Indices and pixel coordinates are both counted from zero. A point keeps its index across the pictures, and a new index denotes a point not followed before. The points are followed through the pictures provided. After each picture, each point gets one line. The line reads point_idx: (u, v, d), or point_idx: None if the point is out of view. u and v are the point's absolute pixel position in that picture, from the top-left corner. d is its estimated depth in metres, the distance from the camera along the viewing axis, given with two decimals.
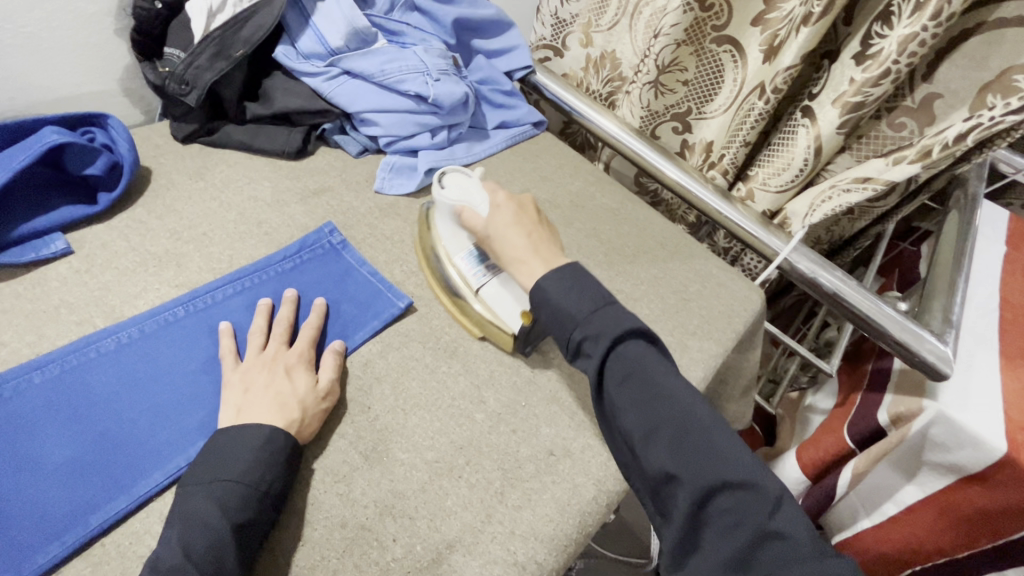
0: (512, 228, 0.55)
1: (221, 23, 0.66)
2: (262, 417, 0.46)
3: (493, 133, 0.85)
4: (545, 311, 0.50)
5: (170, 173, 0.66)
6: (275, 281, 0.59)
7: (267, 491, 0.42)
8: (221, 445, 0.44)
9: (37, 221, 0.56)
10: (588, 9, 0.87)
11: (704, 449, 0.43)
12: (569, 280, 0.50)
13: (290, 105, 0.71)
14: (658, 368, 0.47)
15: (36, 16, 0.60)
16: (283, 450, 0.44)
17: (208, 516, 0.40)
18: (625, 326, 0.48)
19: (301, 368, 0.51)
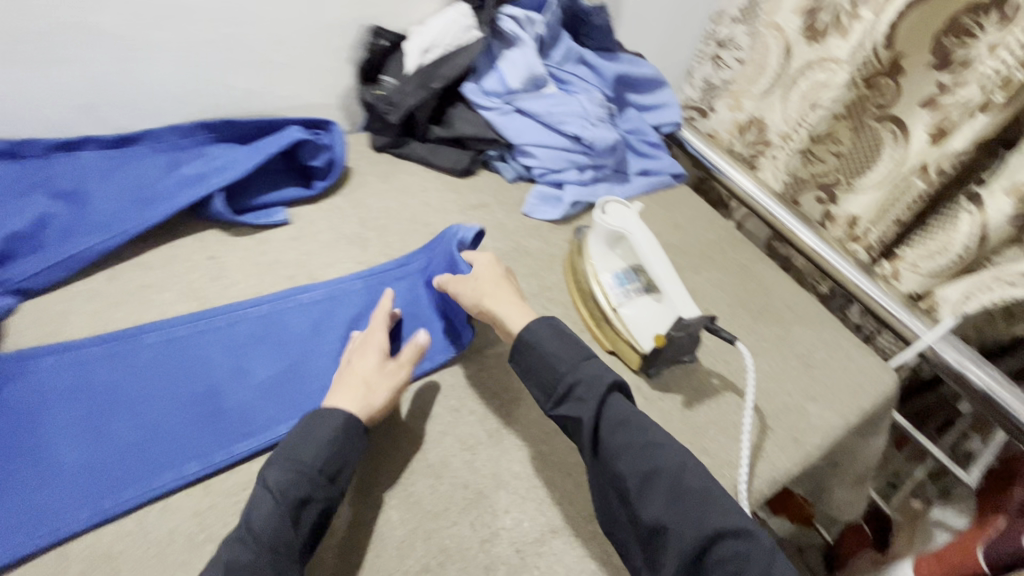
0: (493, 290, 0.57)
1: (429, 61, 0.81)
2: (337, 401, 0.49)
3: (634, 177, 0.91)
4: (530, 355, 0.53)
5: (365, 174, 0.80)
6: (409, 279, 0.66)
7: (330, 476, 0.44)
8: (297, 431, 0.47)
9: (271, 196, 0.71)
10: (743, 75, 0.88)
11: (694, 495, 0.45)
12: (555, 334, 0.54)
13: (467, 131, 0.83)
14: (645, 421, 0.50)
15: (301, 43, 0.78)
16: (353, 432, 0.47)
17: (272, 500, 0.42)
18: (610, 378, 0.51)
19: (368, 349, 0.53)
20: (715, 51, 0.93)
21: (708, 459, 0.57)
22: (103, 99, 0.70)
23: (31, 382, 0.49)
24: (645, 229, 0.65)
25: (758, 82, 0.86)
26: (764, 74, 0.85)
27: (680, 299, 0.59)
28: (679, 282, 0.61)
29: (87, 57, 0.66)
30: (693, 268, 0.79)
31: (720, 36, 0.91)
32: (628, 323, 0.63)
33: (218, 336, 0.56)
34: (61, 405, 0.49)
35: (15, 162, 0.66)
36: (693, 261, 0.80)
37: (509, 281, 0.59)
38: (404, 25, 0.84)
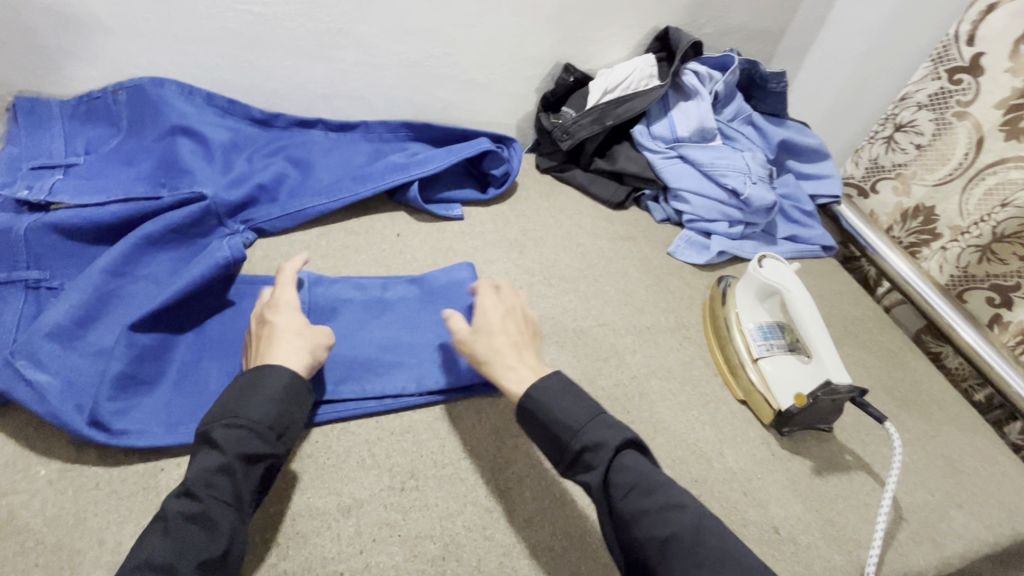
0: (497, 332, 0.54)
1: (607, 100, 0.88)
2: (278, 359, 0.49)
3: (781, 241, 0.92)
4: (537, 421, 0.48)
5: (530, 190, 0.89)
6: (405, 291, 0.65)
7: (274, 429, 0.46)
8: (233, 387, 0.47)
9: (453, 193, 0.81)
10: (921, 162, 0.85)
11: (705, 553, 0.42)
12: (566, 389, 0.49)
13: (628, 168, 0.89)
14: (658, 479, 0.45)
15: (502, 70, 0.89)
16: (298, 393, 0.48)
17: (214, 454, 0.43)
18: (622, 436, 0.47)
19: (291, 308, 0.53)
20: (891, 133, 0.89)
21: (835, 531, 0.56)
22: (341, 91, 0.84)
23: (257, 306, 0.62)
24: (802, 288, 0.66)
25: (936, 170, 0.83)
26: (947, 165, 0.82)
27: (833, 364, 0.60)
28: (833, 348, 0.61)
29: (341, 55, 0.80)
30: (836, 341, 0.77)
31: (899, 120, 0.88)
32: (767, 377, 0.63)
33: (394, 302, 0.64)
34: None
35: (266, 129, 0.81)
36: (836, 333, 0.79)
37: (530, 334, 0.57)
38: (591, 66, 0.93)
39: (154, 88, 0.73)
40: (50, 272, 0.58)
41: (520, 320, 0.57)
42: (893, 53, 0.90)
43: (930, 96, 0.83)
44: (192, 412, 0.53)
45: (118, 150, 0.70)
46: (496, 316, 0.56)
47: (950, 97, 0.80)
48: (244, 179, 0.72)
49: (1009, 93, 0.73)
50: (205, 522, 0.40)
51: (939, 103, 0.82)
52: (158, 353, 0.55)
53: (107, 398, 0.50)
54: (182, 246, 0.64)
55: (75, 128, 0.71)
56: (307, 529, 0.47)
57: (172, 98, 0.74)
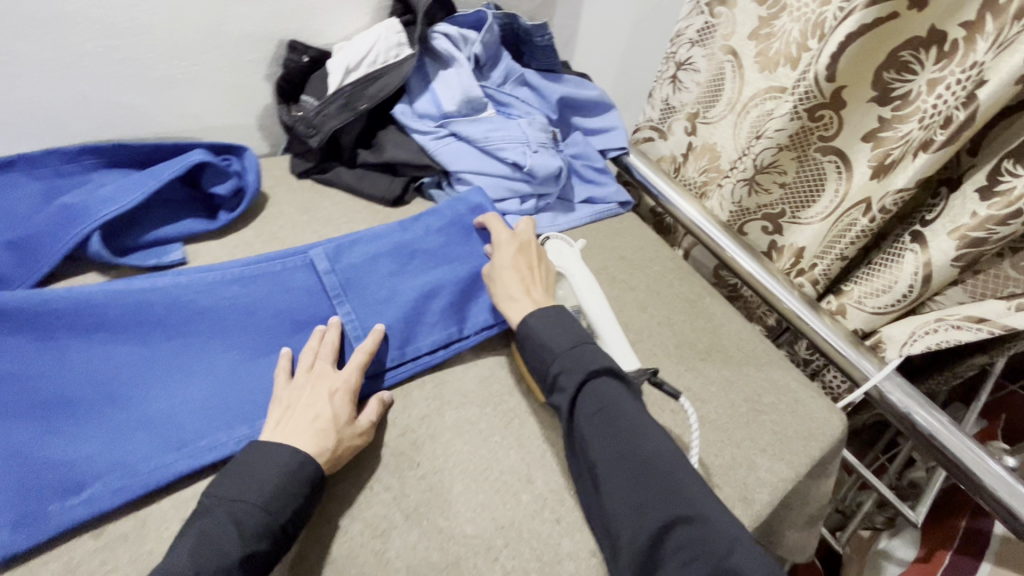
0: (510, 267, 0.62)
1: (352, 80, 0.73)
2: (297, 441, 0.48)
3: (579, 206, 0.87)
4: (529, 343, 0.55)
5: (281, 204, 0.72)
6: (203, 316, 0.56)
7: (284, 523, 0.44)
8: (251, 461, 0.46)
9: (166, 231, 0.62)
10: (699, 99, 0.85)
11: (647, 473, 0.46)
12: (557, 321, 0.55)
13: (398, 157, 0.76)
14: (626, 407, 0.49)
15: (206, 57, 0.69)
16: (308, 480, 0.46)
17: (227, 535, 0.41)
18: (596, 366, 0.52)
19: (345, 396, 0.52)
20: (674, 72, 0.87)
21: None
22: None
23: (181, 300, 0.56)
24: (584, 269, 0.66)
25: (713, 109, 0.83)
26: (721, 99, 0.81)
27: (618, 349, 0.60)
28: (619, 331, 0.62)
29: None
30: (640, 304, 0.75)
31: (678, 58, 0.85)
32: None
33: (413, 244, 0.67)
34: (191, 330, 0.56)
35: None
36: (639, 296, 0.76)
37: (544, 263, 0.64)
38: (327, 41, 0.77)
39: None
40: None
41: (532, 251, 0.64)
42: None
43: (698, 32, 0.81)
44: (182, 426, 0.51)
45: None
46: (510, 252, 0.63)
47: (715, 31, 0.79)
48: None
49: (759, 23, 0.74)
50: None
51: (707, 38, 0.80)
52: (101, 411, 0.49)
53: (75, 495, 0.45)
54: None
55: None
56: None
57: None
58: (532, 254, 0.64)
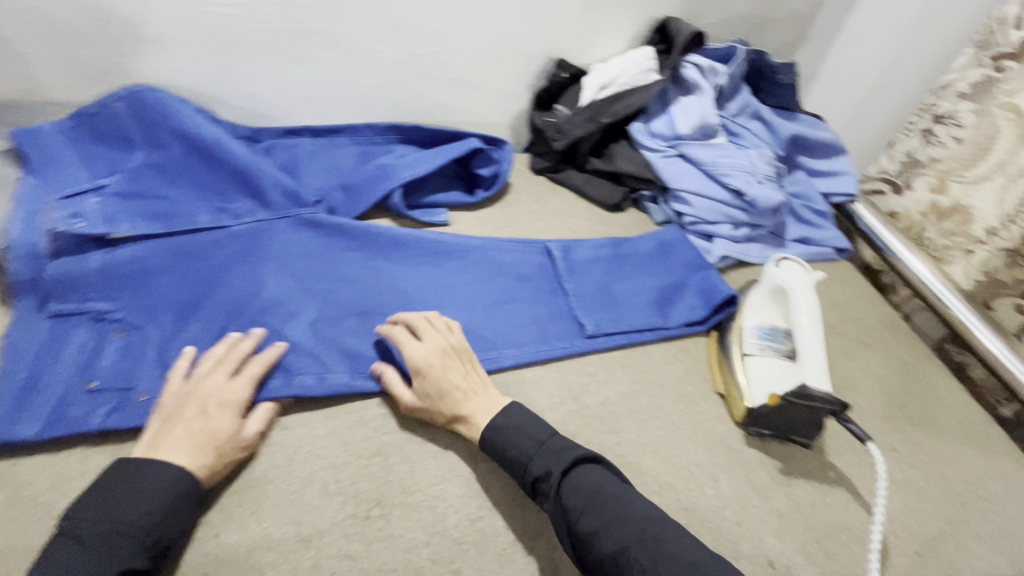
0: (440, 382, 0.53)
1: (603, 97, 0.84)
2: (173, 458, 0.45)
3: (790, 244, 0.86)
4: (496, 454, 0.51)
5: (521, 193, 0.85)
6: (469, 265, 0.70)
7: (160, 539, 0.41)
8: (124, 480, 0.43)
9: (438, 198, 0.78)
10: (955, 158, 0.79)
11: (656, 551, 0.43)
12: (516, 421, 0.52)
13: (626, 168, 0.84)
14: (612, 491, 0.47)
15: (492, 67, 0.84)
16: (185, 495, 0.44)
17: (91, 563, 0.39)
18: (569, 457, 0.49)
19: (231, 409, 0.49)
20: (928, 125, 0.83)
21: (836, 566, 0.52)
22: (324, 92, 0.81)
23: (462, 250, 0.71)
24: (813, 297, 0.62)
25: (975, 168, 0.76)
26: (990, 159, 0.75)
27: (815, 370, 0.56)
28: (821, 351, 0.58)
29: (321, 56, 0.77)
30: (847, 352, 0.72)
31: (938, 110, 0.81)
32: (748, 372, 0.61)
33: (626, 254, 0.76)
34: (460, 274, 0.69)
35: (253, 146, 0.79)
36: (847, 344, 0.73)
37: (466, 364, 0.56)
38: (586, 61, 0.87)
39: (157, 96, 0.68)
40: (113, 304, 0.58)
41: (457, 358, 0.55)
42: (937, 36, 0.87)
43: (973, 86, 0.77)
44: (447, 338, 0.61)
45: (147, 165, 0.68)
46: (437, 361, 0.54)
47: (994, 86, 0.75)
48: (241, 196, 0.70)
49: None
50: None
51: (982, 93, 0.76)
52: (402, 314, 0.63)
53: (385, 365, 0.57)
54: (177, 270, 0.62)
55: (87, 150, 0.67)
56: (262, 562, 0.44)
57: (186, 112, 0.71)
58: (451, 363, 0.55)
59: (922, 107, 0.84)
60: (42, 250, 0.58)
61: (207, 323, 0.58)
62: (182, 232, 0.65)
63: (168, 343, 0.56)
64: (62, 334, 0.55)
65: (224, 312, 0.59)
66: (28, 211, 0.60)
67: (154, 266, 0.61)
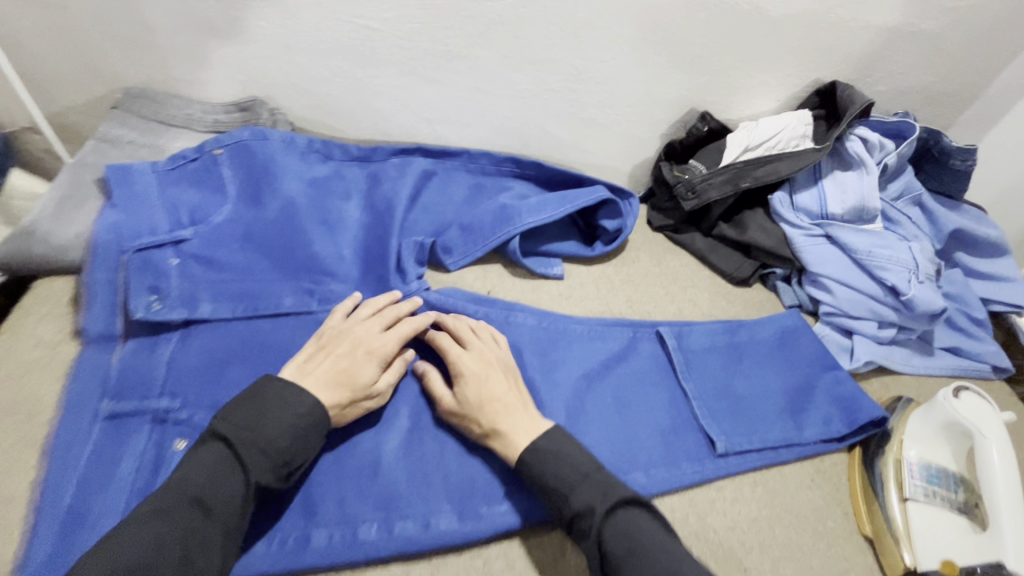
0: (475, 389, 0.52)
1: (747, 159, 0.75)
2: (318, 390, 0.48)
3: (940, 352, 0.75)
4: (533, 479, 0.47)
5: (639, 250, 0.77)
6: (583, 338, 0.63)
7: (289, 461, 0.44)
8: (265, 398, 0.46)
9: (555, 246, 0.71)
10: None
11: None
12: (560, 445, 0.48)
13: (761, 241, 0.75)
14: (658, 543, 0.41)
15: (628, 111, 0.78)
16: (318, 427, 0.47)
17: (234, 473, 0.42)
18: (616, 494, 0.44)
19: (376, 360, 0.52)
20: None
21: None
22: (447, 116, 0.76)
23: (571, 336, 0.63)
24: (1007, 443, 0.51)
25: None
26: None
27: (1014, 543, 0.47)
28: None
29: (454, 78, 0.72)
30: None
31: None
32: (913, 523, 0.51)
33: (753, 345, 0.67)
34: (571, 358, 0.61)
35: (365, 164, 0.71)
36: None
37: (508, 378, 0.54)
38: (729, 116, 0.80)
39: (269, 145, 0.63)
40: (182, 402, 0.49)
41: (496, 373, 0.53)
42: None
43: None
44: None
45: (232, 226, 0.58)
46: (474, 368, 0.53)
47: None
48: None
49: None
50: (197, 545, 0.39)
51: None
52: None
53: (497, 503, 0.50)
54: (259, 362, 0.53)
55: (174, 197, 0.58)
56: None
57: (294, 168, 0.64)
58: (487, 368, 0.53)
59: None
60: (114, 332, 0.51)
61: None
62: (263, 316, 0.56)
63: None
64: (119, 441, 0.46)
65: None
66: (102, 287, 0.52)
67: (234, 353, 0.53)
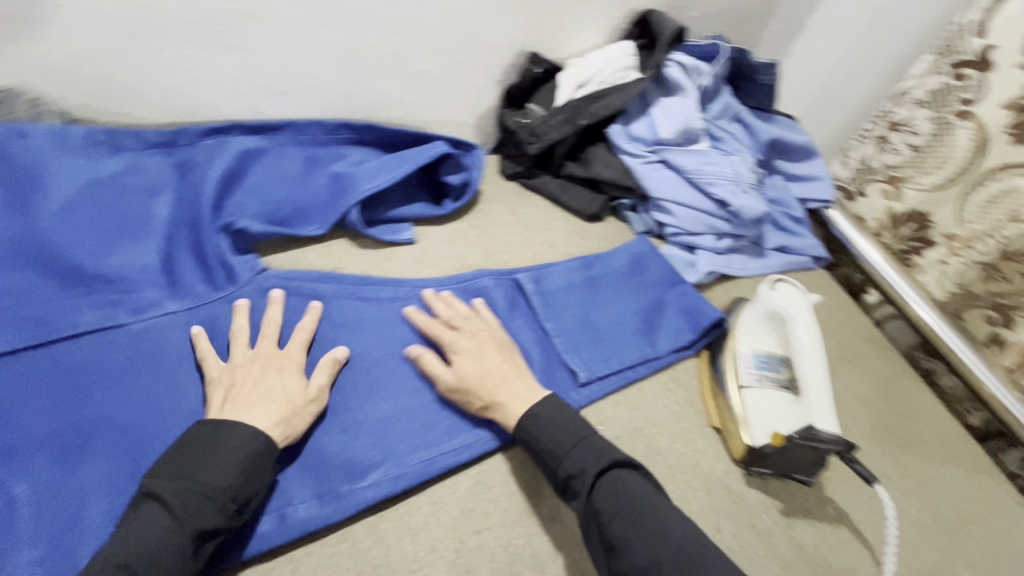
0: (470, 364, 0.53)
1: (581, 96, 0.76)
2: (255, 418, 0.45)
3: (770, 253, 0.83)
4: (530, 446, 0.50)
5: (492, 202, 0.77)
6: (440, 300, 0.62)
7: (235, 499, 0.41)
8: (195, 440, 0.43)
9: (403, 211, 0.69)
10: (914, 164, 0.81)
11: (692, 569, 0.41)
12: (556, 413, 0.50)
13: (605, 175, 0.78)
14: (648, 503, 0.45)
15: (458, 60, 0.75)
16: (265, 454, 0.44)
17: (170, 528, 0.38)
18: (606, 458, 0.47)
19: (289, 371, 0.50)
20: (884, 132, 0.85)
21: None
22: (260, 86, 0.69)
23: (428, 298, 0.62)
24: (811, 322, 0.59)
25: (932, 174, 0.78)
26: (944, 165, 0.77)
27: (820, 407, 0.54)
28: (826, 384, 0.55)
29: (258, 43, 0.65)
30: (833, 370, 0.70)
31: (894, 117, 0.84)
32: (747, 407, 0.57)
33: (607, 276, 0.70)
34: (428, 320, 0.60)
35: (169, 152, 0.64)
36: (832, 361, 0.71)
37: (503, 354, 0.55)
38: (560, 55, 0.80)
39: (28, 144, 0.56)
40: None
41: (494, 350, 0.55)
42: (893, 37, 0.86)
43: (930, 93, 0.79)
44: (412, 424, 0.52)
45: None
46: (467, 346, 0.55)
47: (952, 93, 0.76)
48: (156, 241, 0.58)
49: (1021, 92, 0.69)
50: None
51: (939, 101, 0.78)
52: None
53: (361, 478, 0.48)
54: (55, 390, 0.48)
55: None
56: None
57: (71, 168, 0.58)
58: (486, 347, 0.55)
59: (878, 114, 0.86)
60: None
61: (102, 462, 0.45)
62: (57, 341, 0.50)
63: (50, 499, 0.43)
64: None
65: (125, 443, 0.47)
66: None
67: (17, 388, 0.47)
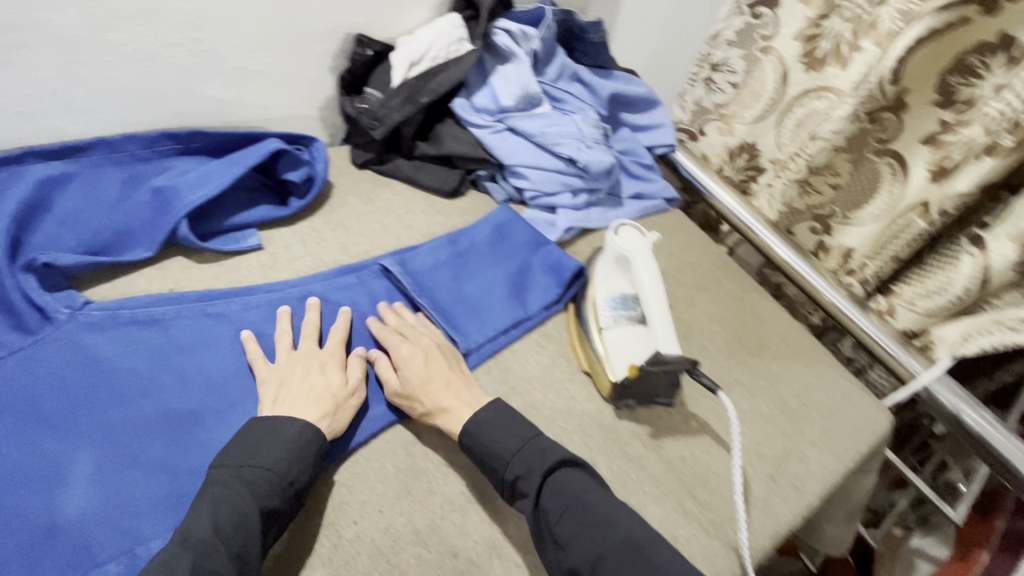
0: (417, 373, 0.55)
1: (416, 74, 0.75)
2: (297, 411, 0.49)
3: (627, 202, 0.88)
4: (474, 452, 0.51)
5: (345, 193, 0.75)
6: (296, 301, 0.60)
7: (294, 482, 0.45)
8: (257, 431, 0.47)
9: (243, 216, 0.65)
10: (736, 100, 0.88)
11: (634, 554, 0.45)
12: (497, 417, 0.52)
13: (457, 150, 0.78)
14: (594, 496, 0.49)
15: (279, 51, 0.71)
16: (314, 444, 0.47)
17: (247, 500, 0.43)
18: (553, 458, 0.50)
19: (333, 368, 0.54)
20: (708, 74, 0.91)
21: (708, 512, 0.56)
22: (51, 105, 0.62)
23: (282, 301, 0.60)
24: (652, 260, 0.63)
25: (752, 107, 0.85)
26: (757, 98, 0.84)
27: (664, 334, 0.58)
28: (668, 314, 0.59)
29: (33, 59, 0.58)
30: (690, 299, 0.76)
31: (714, 59, 0.89)
32: (608, 347, 0.61)
33: (469, 247, 0.70)
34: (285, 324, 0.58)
35: None
36: (688, 290, 0.78)
37: (457, 369, 0.57)
38: (391, 35, 0.79)
39: None
40: None
41: (442, 358, 0.57)
42: None
43: (737, 33, 0.85)
44: None
45: None
46: (418, 358, 0.56)
47: (755, 31, 0.83)
48: None
49: (804, 23, 0.77)
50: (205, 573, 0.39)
51: (746, 39, 0.84)
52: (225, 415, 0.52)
53: None
54: None
55: None
56: None
57: None
58: (436, 356, 0.57)
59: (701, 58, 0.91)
60: None
61: None
62: None
63: None
64: None
65: None
66: None
67: None
